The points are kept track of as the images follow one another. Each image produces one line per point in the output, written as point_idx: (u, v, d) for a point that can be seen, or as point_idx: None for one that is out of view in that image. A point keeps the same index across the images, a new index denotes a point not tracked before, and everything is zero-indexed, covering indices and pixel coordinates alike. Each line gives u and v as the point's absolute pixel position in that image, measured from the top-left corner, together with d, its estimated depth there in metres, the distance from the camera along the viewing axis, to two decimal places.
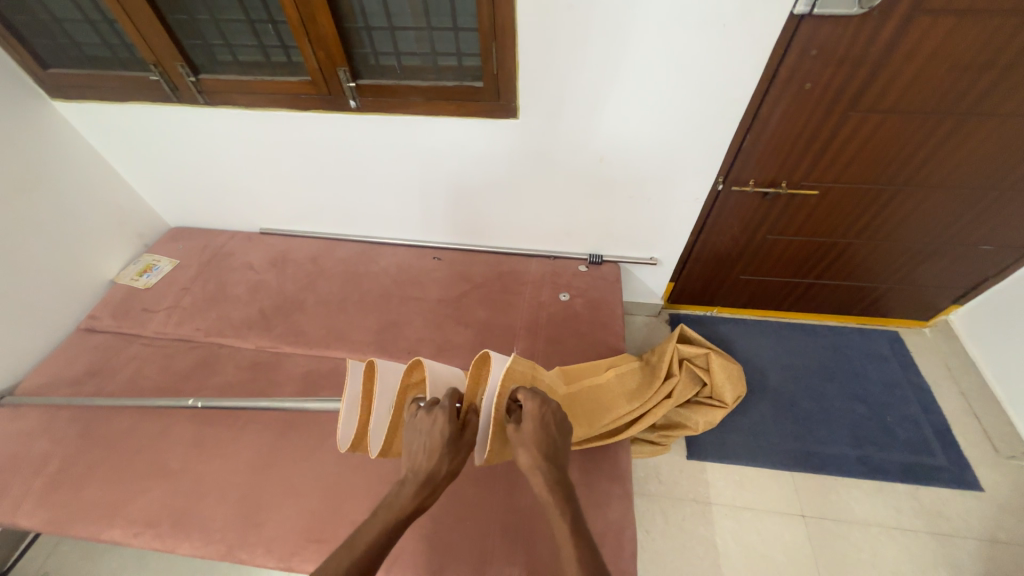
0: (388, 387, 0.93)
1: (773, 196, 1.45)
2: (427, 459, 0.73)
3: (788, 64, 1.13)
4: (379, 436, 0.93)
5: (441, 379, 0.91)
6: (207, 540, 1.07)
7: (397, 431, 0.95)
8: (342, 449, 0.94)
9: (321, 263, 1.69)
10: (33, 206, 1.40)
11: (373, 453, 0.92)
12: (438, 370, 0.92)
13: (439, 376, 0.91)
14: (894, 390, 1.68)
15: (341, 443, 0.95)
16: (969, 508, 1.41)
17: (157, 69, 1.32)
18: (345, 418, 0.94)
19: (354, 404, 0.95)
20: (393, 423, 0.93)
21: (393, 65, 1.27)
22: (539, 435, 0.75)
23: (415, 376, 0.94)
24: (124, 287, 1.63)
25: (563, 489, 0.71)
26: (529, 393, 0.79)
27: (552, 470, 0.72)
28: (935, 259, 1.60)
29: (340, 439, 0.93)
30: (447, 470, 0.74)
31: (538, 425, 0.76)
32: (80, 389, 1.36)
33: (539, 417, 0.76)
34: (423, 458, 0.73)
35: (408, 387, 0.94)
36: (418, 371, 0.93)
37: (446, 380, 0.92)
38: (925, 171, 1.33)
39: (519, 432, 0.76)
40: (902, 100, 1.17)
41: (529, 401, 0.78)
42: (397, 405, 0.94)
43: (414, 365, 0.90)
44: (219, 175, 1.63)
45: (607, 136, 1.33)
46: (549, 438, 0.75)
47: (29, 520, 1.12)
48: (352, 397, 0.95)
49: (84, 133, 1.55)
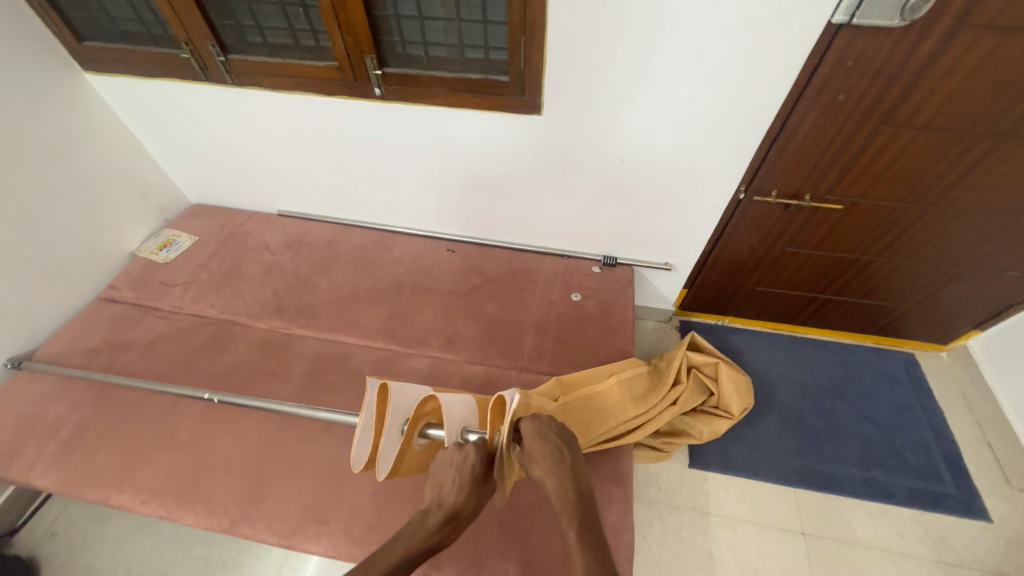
0: (402, 407, 0.88)
1: (795, 208, 1.43)
2: (456, 494, 0.74)
3: (821, 73, 1.10)
4: (388, 459, 0.88)
5: (456, 416, 0.89)
6: (212, 513, 1.09)
7: (403, 454, 0.91)
8: (355, 469, 0.87)
9: (335, 248, 1.70)
10: (61, 173, 1.44)
11: (381, 475, 0.87)
12: (453, 403, 0.90)
13: (454, 412, 0.89)
14: (907, 414, 1.65)
15: (353, 461, 0.89)
16: (976, 539, 1.38)
17: (189, 47, 1.34)
18: (359, 439, 0.88)
19: (368, 425, 0.89)
20: (403, 448, 0.88)
21: (421, 55, 1.27)
22: (556, 473, 0.74)
23: (429, 405, 0.93)
24: (145, 260, 1.66)
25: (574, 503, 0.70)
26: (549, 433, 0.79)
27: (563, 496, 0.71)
28: (959, 283, 1.56)
29: (353, 460, 0.87)
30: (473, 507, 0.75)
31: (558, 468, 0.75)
32: (96, 357, 1.39)
33: (558, 455, 0.76)
34: (453, 492, 0.74)
35: (423, 414, 0.91)
36: (432, 401, 0.92)
37: (461, 416, 0.90)
38: (956, 192, 1.30)
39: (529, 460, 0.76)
40: (939, 116, 1.14)
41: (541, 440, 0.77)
42: (409, 430, 0.88)
43: (427, 398, 0.90)
44: (241, 155, 1.65)
45: (630, 138, 1.31)
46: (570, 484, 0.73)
47: (42, 480, 1.16)
48: (366, 418, 0.89)
49: (112, 107, 1.57)
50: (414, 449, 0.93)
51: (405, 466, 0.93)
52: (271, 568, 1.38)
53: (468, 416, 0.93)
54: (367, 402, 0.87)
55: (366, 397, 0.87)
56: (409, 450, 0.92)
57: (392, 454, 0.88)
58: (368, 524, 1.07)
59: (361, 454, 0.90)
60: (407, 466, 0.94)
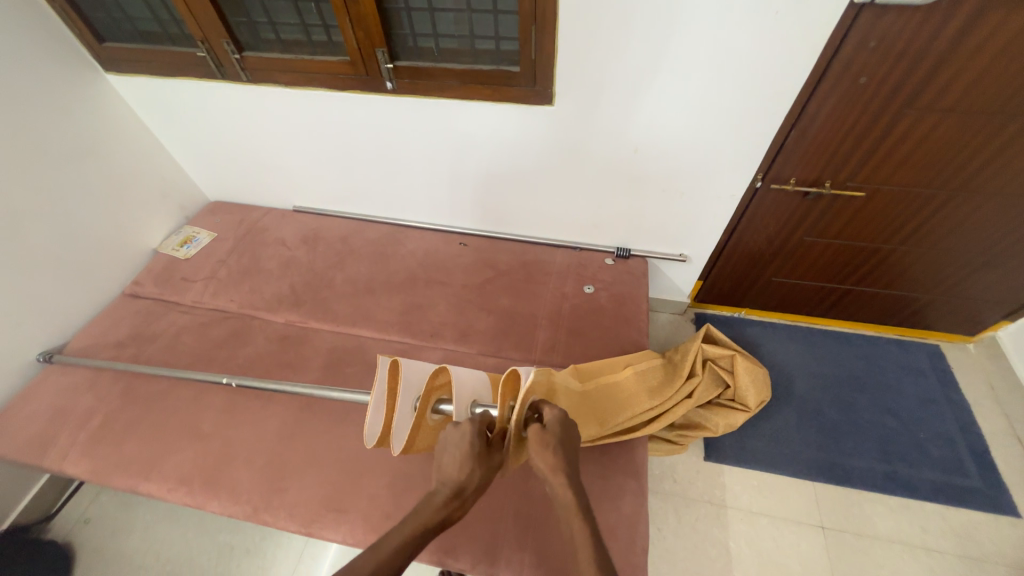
0: (414, 384, 0.88)
1: (814, 196, 1.39)
2: (458, 472, 0.70)
3: (842, 56, 1.07)
4: (403, 436, 0.87)
5: (466, 389, 0.89)
6: (235, 501, 1.12)
7: (418, 430, 0.90)
8: (367, 444, 0.88)
9: (350, 242, 1.72)
10: (85, 172, 1.48)
11: (396, 451, 0.86)
12: (463, 376, 0.89)
13: (464, 385, 0.88)
14: (930, 406, 1.60)
15: (367, 437, 0.90)
16: (1004, 534, 1.35)
17: (204, 46, 1.36)
18: (371, 415, 0.89)
19: (379, 401, 0.89)
20: (416, 423, 0.87)
21: (431, 47, 1.27)
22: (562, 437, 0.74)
23: (441, 379, 0.90)
24: (166, 256, 1.71)
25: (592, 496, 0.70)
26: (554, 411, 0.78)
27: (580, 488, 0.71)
28: (987, 272, 1.51)
29: (365, 436, 0.88)
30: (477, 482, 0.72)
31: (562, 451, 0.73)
32: (122, 351, 1.43)
33: (560, 419, 0.76)
34: (452, 470, 0.70)
35: (434, 389, 0.90)
36: (443, 375, 0.90)
37: (471, 390, 0.90)
38: (985, 176, 1.25)
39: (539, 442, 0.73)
40: (967, 98, 1.09)
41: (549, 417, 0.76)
42: (422, 405, 0.87)
43: (438, 371, 0.88)
44: (256, 151, 1.68)
45: (644, 127, 1.30)
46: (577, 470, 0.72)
47: (75, 468, 1.20)
48: (377, 394, 0.89)
49: (132, 106, 1.61)
50: (429, 425, 0.92)
51: (421, 442, 0.93)
52: (293, 555, 1.42)
53: (479, 389, 0.92)
54: (378, 380, 0.88)
55: (376, 374, 0.88)
56: (424, 426, 0.91)
57: (406, 431, 0.87)
58: (385, 513, 1.09)
59: (374, 430, 0.90)
60: (423, 442, 0.93)
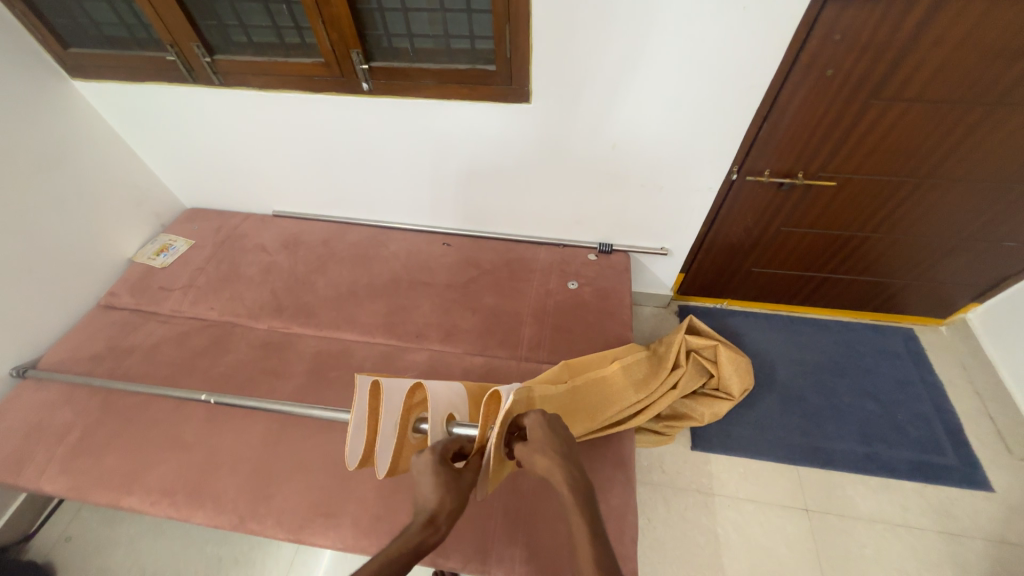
0: (395, 404, 0.86)
1: (788, 187, 1.42)
2: (437, 497, 0.69)
3: (809, 49, 1.10)
4: (386, 456, 0.86)
5: (443, 403, 0.90)
6: (221, 510, 1.11)
7: (401, 448, 0.89)
8: (350, 467, 0.84)
9: (332, 246, 1.71)
10: (55, 182, 1.44)
11: (382, 472, 0.86)
12: (440, 390, 0.91)
13: (440, 399, 0.89)
14: (907, 388, 1.65)
15: (348, 461, 0.85)
16: (978, 508, 1.39)
17: (174, 50, 1.34)
18: (352, 438, 0.85)
19: (360, 423, 0.85)
20: (400, 441, 0.88)
21: (406, 47, 1.27)
22: (551, 440, 0.74)
23: (418, 396, 0.92)
24: (143, 265, 1.67)
25: (575, 489, 0.70)
26: (538, 419, 0.77)
27: (568, 477, 0.70)
28: (956, 255, 1.56)
29: (347, 459, 0.83)
30: (452, 506, 0.70)
31: (551, 458, 0.72)
32: (99, 364, 1.40)
33: (546, 423, 0.77)
34: (431, 494, 0.69)
35: (413, 407, 0.91)
36: (420, 391, 0.91)
37: (447, 403, 0.91)
38: (949, 163, 1.29)
39: (531, 452, 0.74)
40: (929, 88, 1.13)
41: (536, 430, 0.75)
42: (403, 423, 0.88)
43: (415, 388, 0.90)
44: (232, 156, 1.65)
45: (622, 122, 1.31)
46: (575, 468, 0.72)
47: (52, 486, 1.17)
48: (357, 416, 0.85)
49: (102, 113, 1.57)
50: (411, 444, 0.92)
51: (404, 461, 0.91)
52: (283, 563, 1.40)
53: (456, 403, 0.94)
54: (359, 400, 0.84)
55: (357, 394, 0.84)
56: (406, 444, 0.91)
57: (390, 451, 0.87)
58: (375, 515, 1.08)
59: (356, 453, 0.87)
60: (406, 462, 0.91)
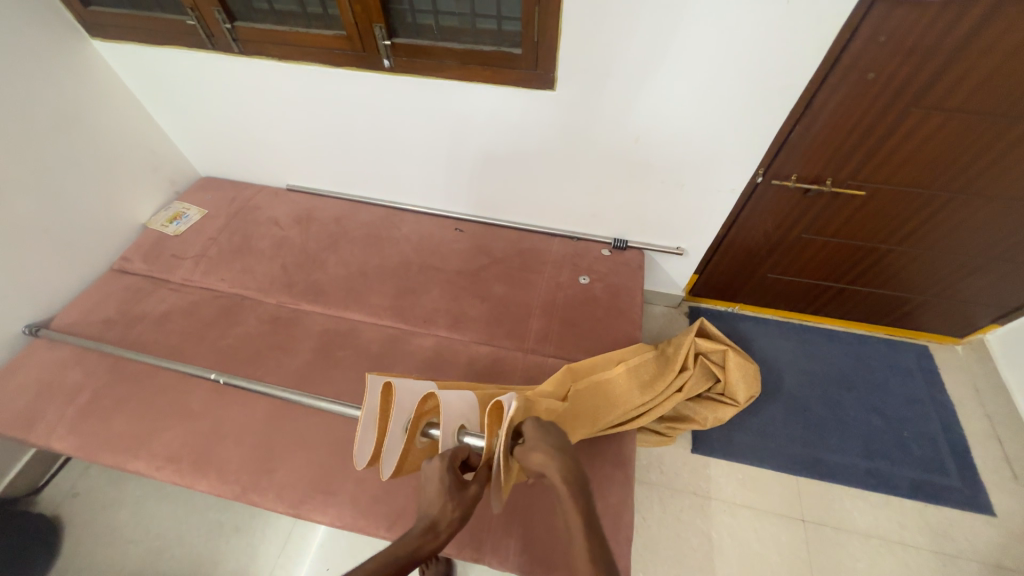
0: (405, 407, 0.85)
1: (814, 193, 1.38)
2: (438, 506, 0.70)
3: (851, 51, 1.04)
4: (392, 459, 0.85)
5: (455, 414, 0.84)
6: (223, 480, 1.12)
7: (408, 453, 0.88)
8: (358, 466, 0.84)
9: (344, 224, 1.69)
10: (72, 143, 1.44)
11: (386, 475, 0.84)
12: (452, 400, 0.85)
13: (452, 409, 0.84)
14: (916, 406, 1.62)
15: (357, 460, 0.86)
16: (977, 531, 1.38)
17: (194, 14, 1.31)
18: (361, 436, 0.85)
19: (371, 422, 0.85)
20: (407, 446, 0.85)
21: (431, 25, 1.24)
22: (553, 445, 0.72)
23: (430, 404, 0.89)
24: (156, 232, 1.68)
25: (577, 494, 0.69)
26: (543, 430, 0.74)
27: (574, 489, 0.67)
28: (981, 274, 1.51)
29: (356, 457, 0.84)
30: (455, 516, 0.70)
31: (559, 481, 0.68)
32: (110, 328, 1.42)
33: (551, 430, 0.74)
34: (432, 502, 0.70)
35: (424, 413, 0.88)
36: (433, 399, 0.88)
37: (459, 414, 0.86)
38: (986, 179, 1.24)
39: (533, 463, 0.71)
40: (974, 99, 1.08)
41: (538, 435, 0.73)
42: (411, 430, 0.85)
43: (427, 396, 0.86)
44: (248, 126, 1.63)
45: (647, 115, 1.27)
46: (579, 482, 0.69)
47: (61, 444, 1.19)
48: (368, 414, 0.85)
49: (120, 75, 1.55)
50: (418, 448, 0.90)
51: (410, 464, 0.91)
52: (281, 534, 1.44)
53: (467, 414, 0.88)
54: (370, 398, 0.84)
55: (368, 393, 0.84)
56: (413, 449, 0.89)
57: (395, 455, 0.85)
58: (373, 496, 1.09)
59: (364, 452, 0.86)
60: (412, 464, 0.91)
